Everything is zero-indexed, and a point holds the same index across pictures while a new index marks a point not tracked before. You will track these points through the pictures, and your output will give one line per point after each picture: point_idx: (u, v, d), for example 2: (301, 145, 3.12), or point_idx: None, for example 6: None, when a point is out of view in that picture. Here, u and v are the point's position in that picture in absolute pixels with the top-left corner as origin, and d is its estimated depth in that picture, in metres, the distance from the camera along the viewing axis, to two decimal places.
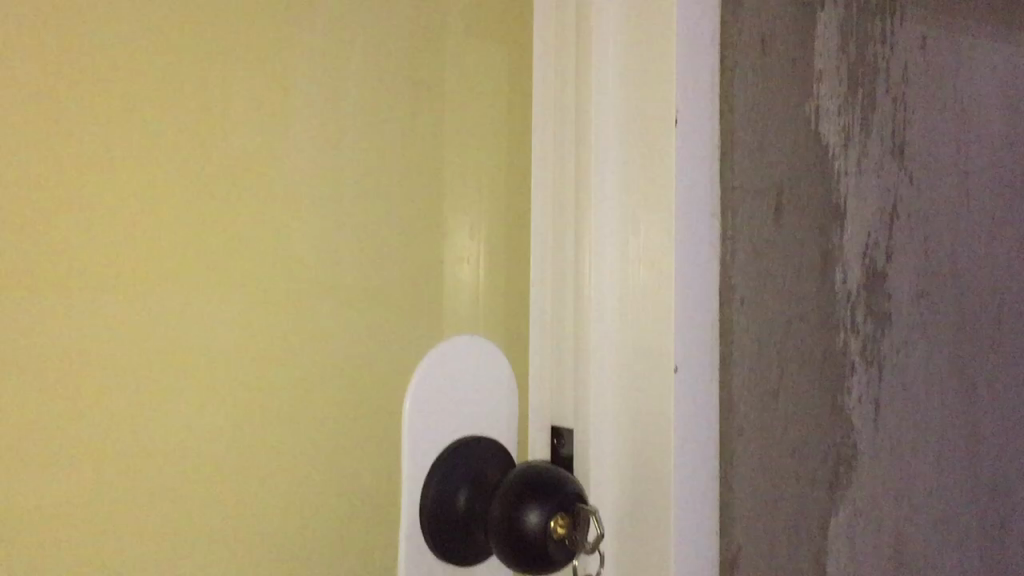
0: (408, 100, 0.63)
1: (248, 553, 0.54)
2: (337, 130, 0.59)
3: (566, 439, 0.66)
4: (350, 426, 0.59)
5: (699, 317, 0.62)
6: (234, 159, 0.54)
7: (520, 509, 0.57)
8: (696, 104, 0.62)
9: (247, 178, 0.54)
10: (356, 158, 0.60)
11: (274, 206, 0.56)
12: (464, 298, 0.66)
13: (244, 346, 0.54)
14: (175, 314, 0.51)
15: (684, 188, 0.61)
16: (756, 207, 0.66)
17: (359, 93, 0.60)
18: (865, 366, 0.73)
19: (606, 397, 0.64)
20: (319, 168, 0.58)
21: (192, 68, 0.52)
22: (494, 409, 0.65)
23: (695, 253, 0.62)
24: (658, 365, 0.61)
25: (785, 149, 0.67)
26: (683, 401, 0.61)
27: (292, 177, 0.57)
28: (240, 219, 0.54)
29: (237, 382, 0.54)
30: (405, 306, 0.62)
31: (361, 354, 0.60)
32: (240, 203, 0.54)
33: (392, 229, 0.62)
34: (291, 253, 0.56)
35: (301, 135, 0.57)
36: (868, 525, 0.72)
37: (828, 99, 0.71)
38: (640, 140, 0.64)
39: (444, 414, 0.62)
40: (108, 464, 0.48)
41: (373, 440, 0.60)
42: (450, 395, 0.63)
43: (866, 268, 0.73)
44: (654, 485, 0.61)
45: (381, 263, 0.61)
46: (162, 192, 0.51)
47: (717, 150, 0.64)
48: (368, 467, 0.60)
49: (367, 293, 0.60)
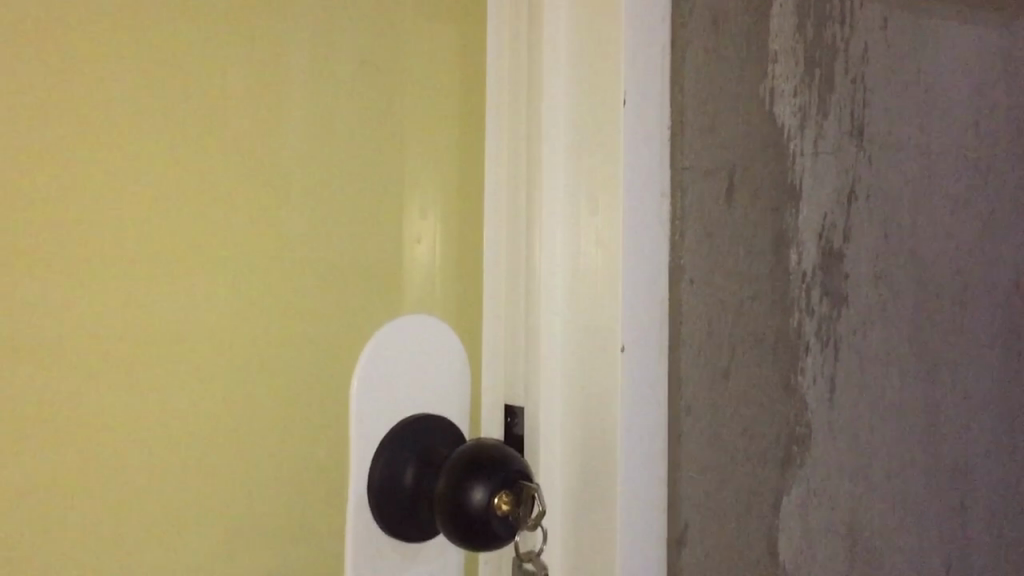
0: (361, 81, 0.63)
1: (197, 529, 0.55)
2: (290, 111, 0.59)
3: (518, 417, 0.67)
4: (300, 404, 0.59)
5: (647, 297, 0.62)
6: (181, 141, 0.54)
7: (464, 486, 0.58)
8: (645, 85, 0.63)
9: (195, 159, 0.55)
10: (309, 138, 0.60)
11: (223, 188, 0.56)
12: (420, 279, 0.66)
13: (191, 326, 0.54)
14: (119, 294, 0.52)
15: (633, 169, 0.62)
16: (707, 188, 0.66)
17: (311, 73, 0.61)
18: (821, 346, 0.73)
19: (556, 376, 0.65)
20: (269, 149, 0.58)
21: (137, 51, 0.52)
22: (446, 387, 0.66)
23: (643, 233, 0.62)
24: (606, 345, 0.62)
25: (739, 130, 0.68)
26: (629, 381, 0.61)
27: (241, 158, 0.57)
28: (187, 200, 0.54)
29: (186, 361, 0.54)
30: (358, 287, 0.63)
31: (312, 334, 0.60)
32: (188, 184, 0.54)
33: (345, 210, 0.62)
34: (240, 234, 0.57)
35: (252, 116, 0.57)
36: (822, 504, 0.73)
37: (784, 80, 0.71)
38: (591, 121, 0.64)
39: (395, 392, 0.63)
40: (53, 442, 0.49)
41: (324, 419, 0.61)
42: (400, 374, 0.63)
43: (822, 249, 0.73)
44: (601, 463, 0.62)
45: (334, 244, 0.61)
46: (108, 174, 0.51)
47: (668, 131, 0.64)
48: (319, 446, 0.60)
49: (319, 274, 0.61)
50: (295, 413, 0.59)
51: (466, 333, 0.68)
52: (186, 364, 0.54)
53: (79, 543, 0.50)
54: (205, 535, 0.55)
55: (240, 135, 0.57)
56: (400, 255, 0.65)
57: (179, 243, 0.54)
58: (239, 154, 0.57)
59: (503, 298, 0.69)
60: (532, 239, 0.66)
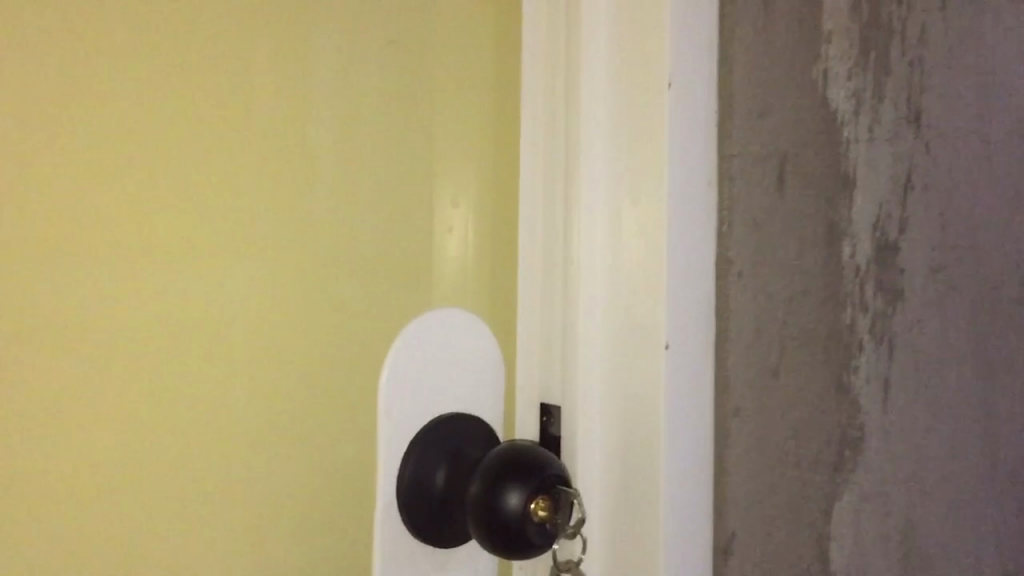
0: (385, 71, 0.62)
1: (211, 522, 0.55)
2: (313, 103, 0.59)
3: (555, 417, 0.63)
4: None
5: (692, 290, 0.59)
6: (210, 135, 0.56)
7: (499, 491, 0.54)
8: (690, 66, 0.59)
9: (224, 152, 0.56)
10: (330, 129, 0.60)
11: (247, 179, 0.57)
12: (447, 270, 0.65)
13: (229, 313, 0.56)
14: (143, 283, 0.53)
15: (678, 154, 0.58)
16: (757, 176, 0.62)
17: (332, 64, 0.60)
18: (875, 344, 0.69)
19: (595, 376, 0.61)
20: (290, 141, 0.58)
21: (176, 49, 0.55)
22: (478, 383, 0.63)
23: (687, 223, 0.59)
24: (649, 341, 0.58)
25: (790, 114, 0.64)
26: (674, 380, 0.58)
27: (264, 150, 0.58)
28: (216, 192, 0.56)
29: (214, 350, 0.55)
30: (384, 278, 0.62)
31: (335, 324, 0.60)
32: (219, 176, 0.56)
33: (369, 201, 0.62)
34: (265, 226, 0.57)
35: (274, 108, 0.58)
36: (876, 510, 0.69)
37: (837, 62, 0.66)
38: (632, 104, 0.60)
39: (427, 389, 0.59)
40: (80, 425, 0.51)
41: (349, 410, 0.60)
42: (430, 369, 0.60)
43: (878, 241, 0.69)
44: (644, 466, 0.59)
45: (358, 235, 0.61)
46: (141, 170, 0.53)
47: (714, 115, 0.61)
48: (343, 436, 0.60)
49: (343, 264, 0.60)
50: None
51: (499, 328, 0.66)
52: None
53: (96, 529, 0.51)
54: (221, 526, 0.55)
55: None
56: (426, 247, 0.64)
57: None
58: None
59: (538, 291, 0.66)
60: (570, 229, 0.62)
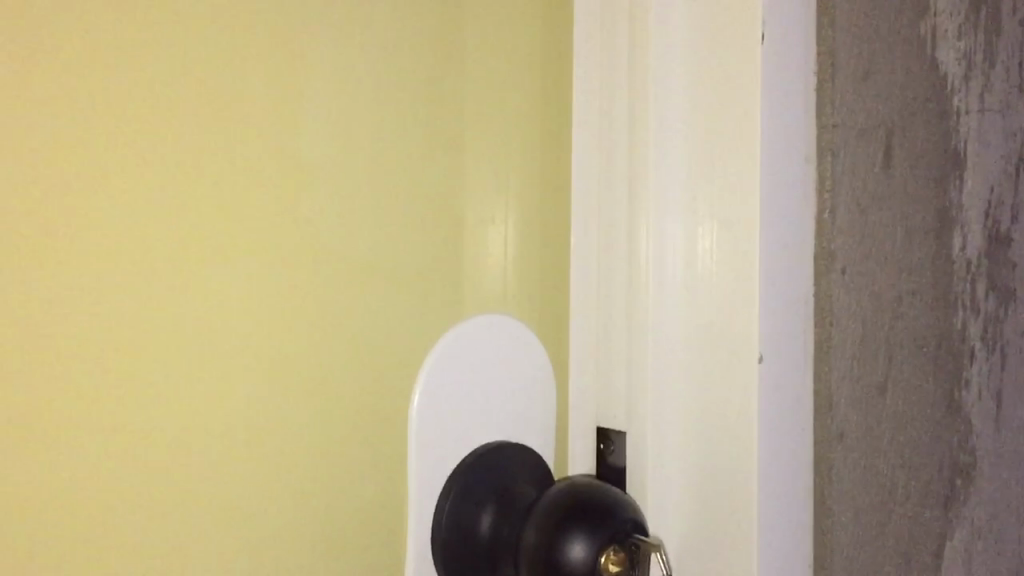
0: (432, 19, 0.49)
1: None
2: (347, 54, 0.44)
3: (615, 444, 0.53)
4: (365, 435, 0.45)
5: (789, 289, 0.48)
6: (227, 91, 0.40)
7: (562, 537, 0.44)
8: (784, 14, 0.48)
9: (242, 116, 0.40)
10: (370, 92, 0.45)
11: (276, 156, 0.41)
12: (500, 274, 0.52)
13: (248, 339, 0.40)
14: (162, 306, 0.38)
15: (772, 122, 0.47)
16: (862, 152, 0.51)
17: (370, 7, 0.46)
18: (986, 354, 0.58)
19: (668, 392, 0.51)
20: (324, 102, 0.43)
21: None
22: (529, 405, 0.52)
23: (784, 209, 0.48)
24: (736, 355, 0.48)
25: (896, 79, 0.53)
26: (771, 402, 0.47)
27: (302, 115, 0.43)
28: (237, 173, 0.40)
29: (237, 392, 0.40)
30: (437, 282, 0.49)
31: (373, 342, 0.45)
32: (236, 151, 0.40)
33: (419, 186, 0.48)
34: (307, 214, 0.43)
35: (309, 59, 0.43)
36: (988, 548, 0.58)
37: (947, 17, 0.56)
38: (710, 66, 0.49)
39: (466, 416, 0.49)
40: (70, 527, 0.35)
41: (394, 456, 0.46)
42: (472, 390, 0.49)
43: (990, 232, 0.59)
44: (731, 504, 0.48)
45: (408, 230, 0.47)
46: (135, 145, 0.37)
47: (813, 78, 0.50)
48: (389, 488, 0.46)
49: (393, 267, 0.47)
50: (357, 451, 0.45)
51: (552, 340, 0.55)
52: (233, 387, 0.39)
53: None
54: None
55: (272, 73, 0.41)
56: (477, 244, 0.51)
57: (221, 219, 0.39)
58: (286, 114, 0.42)
59: (597, 296, 0.55)
60: (634, 219, 0.52)
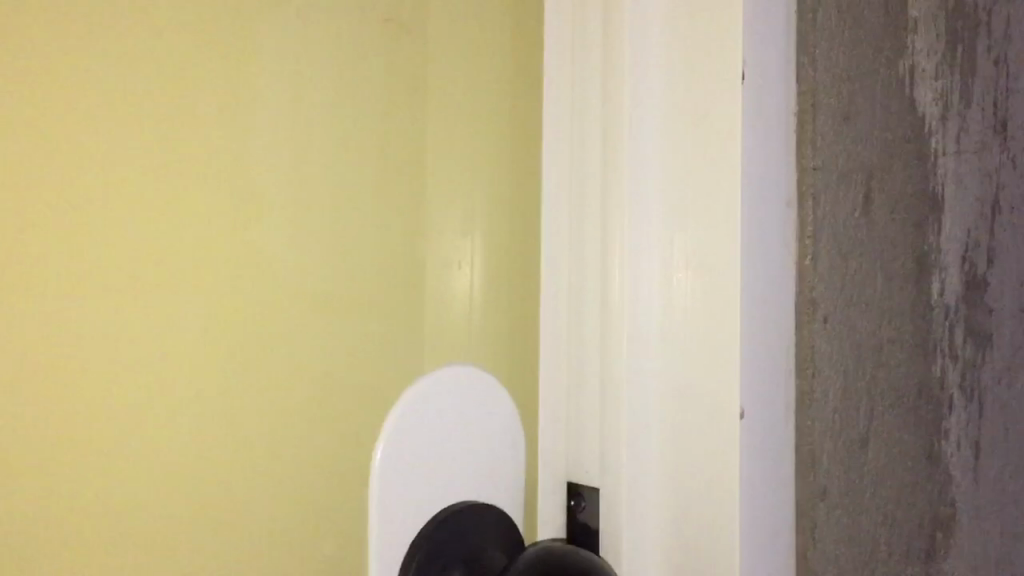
0: (402, 54, 0.46)
1: None
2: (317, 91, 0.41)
3: (586, 500, 0.51)
4: (333, 504, 0.41)
5: (770, 340, 0.46)
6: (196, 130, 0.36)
7: None
8: (765, 53, 0.46)
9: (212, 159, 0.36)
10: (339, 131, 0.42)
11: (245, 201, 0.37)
12: (470, 322, 0.49)
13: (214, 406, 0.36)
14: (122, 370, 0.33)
15: (754, 165, 0.45)
16: (842, 197, 0.49)
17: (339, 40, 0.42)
18: (964, 402, 0.57)
19: (644, 447, 0.48)
20: (294, 143, 0.40)
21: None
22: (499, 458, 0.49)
23: (764, 256, 0.46)
24: (715, 408, 0.45)
25: (876, 120, 0.51)
26: (752, 458, 0.45)
27: (272, 157, 0.39)
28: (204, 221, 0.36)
29: (202, 466, 0.36)
30: (408, 333, 0.45)
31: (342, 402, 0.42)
32: (205, 197, 0.36)
33: (390, 230, 0.45)
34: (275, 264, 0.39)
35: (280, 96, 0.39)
36: None
37: (923, 56, 0.55)
38: (687, 104, 0.47)
39: (434, 476, 0.46)
40: None
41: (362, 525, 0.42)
42: (439, 444, 0.46)
43: (967, 276, 0.57)
44: (711, 568, 0.45)
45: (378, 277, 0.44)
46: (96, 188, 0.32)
47: (795, 119, 0.48)
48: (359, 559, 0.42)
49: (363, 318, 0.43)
50: (324, 520, 0.41)
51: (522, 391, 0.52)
52: (195, 451, 0.35)
53: None
54: None
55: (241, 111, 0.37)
56: (448, 291, 0.48)
57: (188, 266, 0.35)
58: (256, 154, 0.38)
59: (569, 342, 0.53)
60: (606, 264, 0.49)
